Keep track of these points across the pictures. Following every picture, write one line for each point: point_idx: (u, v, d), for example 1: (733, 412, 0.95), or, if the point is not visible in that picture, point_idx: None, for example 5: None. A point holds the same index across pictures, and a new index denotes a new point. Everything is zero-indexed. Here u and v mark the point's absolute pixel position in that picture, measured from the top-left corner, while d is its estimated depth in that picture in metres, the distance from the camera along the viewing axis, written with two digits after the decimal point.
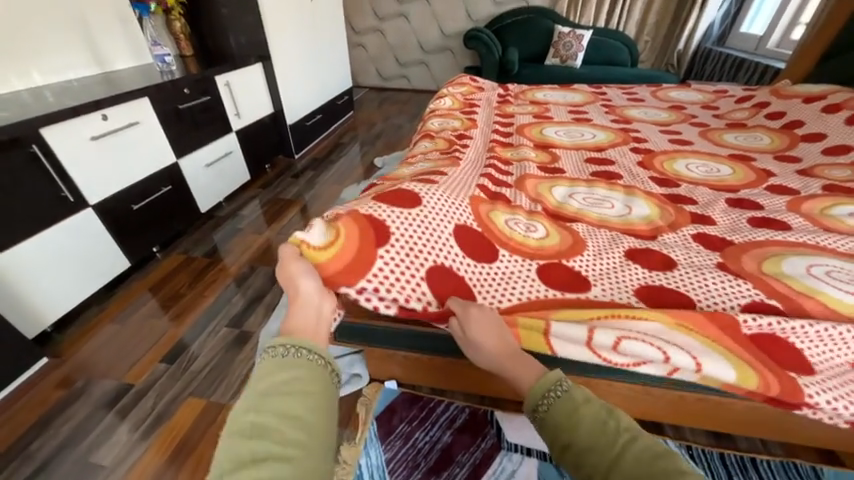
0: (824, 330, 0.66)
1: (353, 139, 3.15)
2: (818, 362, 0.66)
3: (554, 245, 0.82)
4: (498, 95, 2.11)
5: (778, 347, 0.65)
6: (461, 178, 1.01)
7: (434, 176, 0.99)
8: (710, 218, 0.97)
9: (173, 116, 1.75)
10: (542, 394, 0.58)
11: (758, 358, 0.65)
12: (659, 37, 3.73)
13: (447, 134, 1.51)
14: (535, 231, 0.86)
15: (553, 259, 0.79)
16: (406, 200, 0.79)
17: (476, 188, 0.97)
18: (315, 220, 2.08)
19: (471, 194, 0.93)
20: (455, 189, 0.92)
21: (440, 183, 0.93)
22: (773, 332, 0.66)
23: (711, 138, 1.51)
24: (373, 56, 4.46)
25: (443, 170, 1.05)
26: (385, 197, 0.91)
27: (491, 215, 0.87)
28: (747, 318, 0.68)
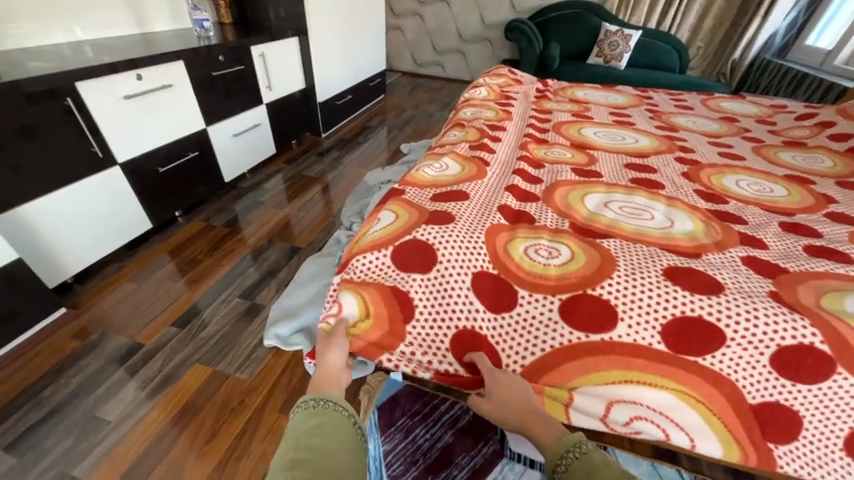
0: (833, 399, 0.65)
1: (381, 122, 3.11)
2: (806, 428, 0.67)
3: (579, 269, 0.75)
4: (536, 90, 2.02)
5: (777, 415, 0.67)
6: (483, 195, 0.96)
7: (454, 194, 0.95)
8: (761, 241, 0.88)
9: (207, 82, 1.75)
10: (560, 454, 0.59)
11: (747, 427, 0.68)
12: (713, 43, 3.51)
13: (479, 125, 1.45)
14: (558, 256, 0.78)
15: (578, 290, 0.72)
16: (421, 255, 0.78)
17: (497, 209, 0.90)
18: (336, 201, 2.06)
19: (491, 219, 0.86)
20: (473, 217, 0.86)
21: (458, 209, 0.88)
22: (776, 398, 0.66)
23: (765, 155, 1.40)
24: (410, 40, 4.37)
25: (464, 183, 1.00)
26: (404, 218, 0.87)
27: (509, 246, 0.80)
28: (759, 378, 0.66)
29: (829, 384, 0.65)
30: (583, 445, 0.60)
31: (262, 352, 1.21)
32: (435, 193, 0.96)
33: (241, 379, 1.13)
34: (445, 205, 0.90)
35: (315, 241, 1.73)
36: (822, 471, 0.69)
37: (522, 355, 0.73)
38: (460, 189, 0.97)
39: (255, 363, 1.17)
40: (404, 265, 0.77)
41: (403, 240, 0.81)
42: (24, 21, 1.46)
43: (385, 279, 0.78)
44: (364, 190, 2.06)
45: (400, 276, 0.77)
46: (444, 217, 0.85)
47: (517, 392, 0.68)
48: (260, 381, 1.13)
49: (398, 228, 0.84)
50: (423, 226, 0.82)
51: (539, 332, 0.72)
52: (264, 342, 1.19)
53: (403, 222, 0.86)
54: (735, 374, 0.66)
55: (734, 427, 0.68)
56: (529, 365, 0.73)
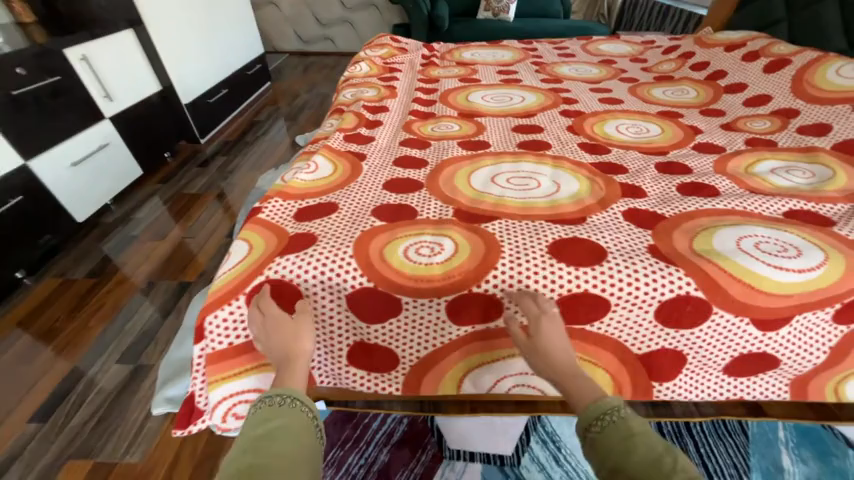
0: (713, 335, 0.67)
1: (272, 114, 2.78)
2: (689, 360, 0.70)
3: (463, 264, 0.66)
4: (422, 56, 1.89)
5: (650, 362, 0.70)
6: (353, 201, 0.83)
7: (321, 207, 0.81)
8: (640, 189, 0.89)
9: (7, 106, 1.37)
10: (595, 415, 0.52)
11: (631, 371, 0.71)
12: None
13: (358, 108, 1.30)
14: (441, 252, 0.69)
15: (463, 289, 0.65)
16: (286, 296, 0.67)
17: (371, 213, 0.79)
18: (228, 216, 1.80)
19: (362, 226, 0.75)
20: (338, 229, 0.74)
21: (322, 226, 0.75)
22: (660, 345, 0.68)
23: (640, 95, 1.44)
24: (288, 15, 3.93)
25: (333, 192, 0.87)
26: (258, 251, 0.71)
27: (385, 250, 0.70)
28: (643, 332, 0.67)
29: (708, 324, 0.66)
30: (622, 409, 0.52)
31: (155, 422, 1.03)
32: (301, 207, 0.82)
33: (132, 463, 0.95)
34: (307, 224, 0.76)
35: (208, 270, 1.50)
36: (700, 392, 0.74)
37: (417, 350, 0.71)
38: (326, 198, 0.84)
39: (146, 440, 0.99)
40: None
41: (256, 282, 0.66)
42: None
43: None
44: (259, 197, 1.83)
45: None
46: (306, 239, 0.71)
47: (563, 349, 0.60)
48: (157, 459, 0.96)
49: (253, 263, 0.69)
50: (279, 258, 0.68)
51: (429, 331, 0.69)
52: (154, 410, 1.03)
53: (259, 254, 0.70)
54: (618, 332, 0.68)
55: (617, 372, 0.71)
56: (427, 355, 0.71)
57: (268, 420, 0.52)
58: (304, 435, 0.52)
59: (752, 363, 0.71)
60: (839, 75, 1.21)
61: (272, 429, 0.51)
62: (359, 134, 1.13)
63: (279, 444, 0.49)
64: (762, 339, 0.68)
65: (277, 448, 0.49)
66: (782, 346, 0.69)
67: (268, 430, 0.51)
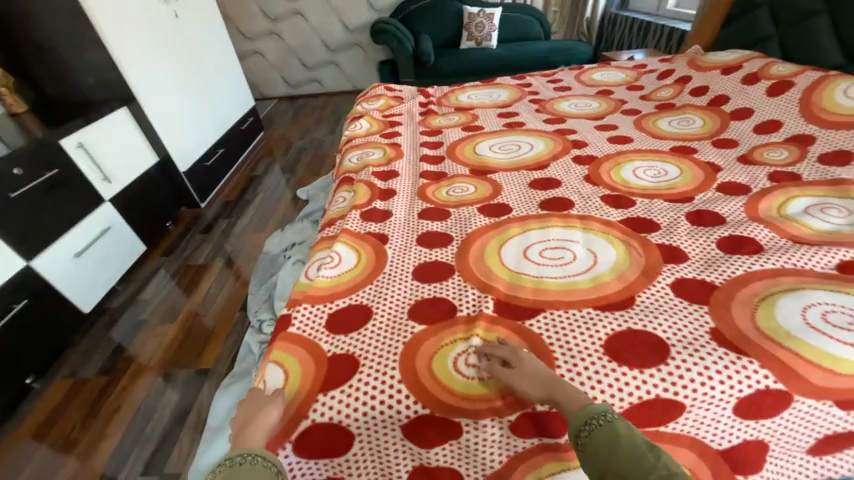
0: (795, 421, 0.64)
1: (269, 166, 2.76)
2: (772, 448, 0.66)
3: None
4: (420, 104, 1.88)
5: (734, 456, 0.65)
6: (387, 300, 0.80)
7: (355, 312, 0.78)
8: (679, 250, 0.85)
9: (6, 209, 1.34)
10: (583, 421, 0.55)
11: (715, 467, 0.65)
12: (565, 7, 3.71)
13: (368, 176, 1.27)
14: (489, 362, 0.65)
15: (525, 407, 0.63)
16: (335, 440, 0.64)
17: (409, 315, 0.75)
18: (238, 285, 1.75)
19: (404, 335, 0.71)
20: (378, 343, 0.71)
21: (361, 340, 0.72)
22: (742, 437, 0.64)
23: (647, 129, 1.43)
24: (274, 62, 3.97)
25: (362, 288, 0.84)
26: (295, 380, 0.68)
27: (433, 364, 0.66)
28: (723, 428, 0.63)
29: (790, 411, 0.63)
30: (607, 414, 0.56)
31: None
32: (331, 311, 0.79)
33: None
34: (345, 337, 0.73)
35: (225, 353, 1.44)
36: (785, 476, 0.70)
37: (482, 467, 0.65)
38: (355, 297, 0.82)
39: None
40: (313, 452, 0.64)
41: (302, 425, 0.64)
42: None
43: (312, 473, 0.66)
44: (269, 262, 1.78)
45: (312, 464, 0.65)
46: (347, 364, 0.68)
47: (538, 367, 0.62)
48: None
49: (293, 398, 0.66)
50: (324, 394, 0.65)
51: (493, 449, 0.64)
52: None
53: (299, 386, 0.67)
54: (697, 431, 0.63)
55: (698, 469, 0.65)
56: (492, 473, 0.66)
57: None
58: None
59: (839, 441, 0.67)
60: (848, 97, 1.20)
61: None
62: (375, 209, 1.10)
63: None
64: (849, 418, 0.64)
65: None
66: None
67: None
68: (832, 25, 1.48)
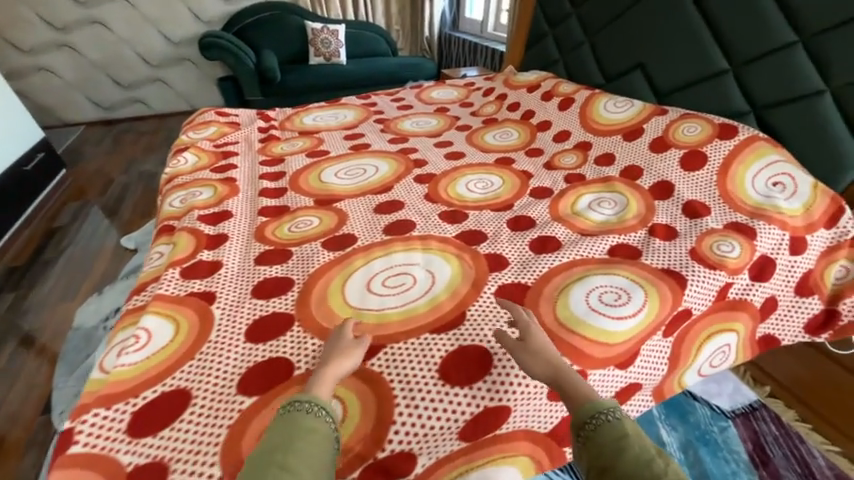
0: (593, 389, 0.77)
1: (77, 213, 2.20)
2: None
3: (357, 429, 0.63)
4: (260, 129, 1.74)
5: (560, 433, 0.75)
6: (212, 377, 0.69)
7: (169, 402, 0.66)
8: (502, 257, 0.96)
9: None
10: (591, 413, 0.59)
11: (547, 447, 0.74)
12: (406, 25, 3.95)
13: (192, 221, 1.11)
14: None
15: (367, 457, 0.62)
16: None
17: (239, 389, 0.67)
18: (35, 379, 1.32)
19: (230, 417, 0.64)
20: (201, 437, 0.62)
21: (178, 439, 0.62)
22: (562, 415, 0.75)
23: (477, 143, 1.60)
24: (73, 81, 3.22)
25: (181, 367, 0.71)
26: None
27: None
28: (545, 413, 0.73)
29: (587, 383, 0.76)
30: (617, 412, 0.59)
31: None
32: (137, 408, 0.65)
33: None
34: (156, 440, 0.62)
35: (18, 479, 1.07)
36: None
37: None
38: (171, 381, 0.69)
39: None
40: None
41: None
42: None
43: None
44: (82, 339, 1.40)
45: None
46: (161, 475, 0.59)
47: (550, 350, 0.68)
48: None
49: None
50: None
51: None
52: None
53: None
54: (526, 423, 0.71)
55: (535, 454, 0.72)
56: None
57: (291, 426, 0.56)
58: (323, 441, 0.56)
59: (625, 394, 0.84)
60: (608, 111, 1.56)
61: (296, 432, 0.55)
62: (201, 262, 0.96)
63: (297, 447, 0.54)
64: (626, 374, 0.81)
65: (293, 454, 0.53)
66: (638, 373, 0.84)
67: (288, 436, 0.55)
68: (591, 53, 1.88)
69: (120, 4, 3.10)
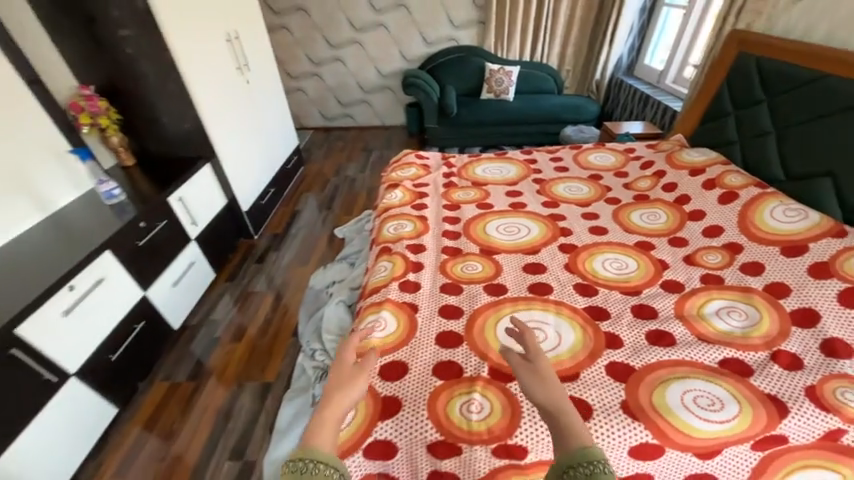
0: (672, 463, 1.00)
1: (308, 202, 3.20)
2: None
3: (498, 422, 1.03)
4: (444, 174, 2.29)
5: None
6: (418, 360, 1.20)
7: (396, 367, 1.19)
8: (618, 338, 1.25)
9: (134, 254, 1.74)
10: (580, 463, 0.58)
11: None
12: (578, 66, 4.09)
13: (402, 248, 1.70)
14: (482, 410, 1.06)
15: (501, 440, 1.00)
16: (383, 449, 1.02)
17: (432, 372, 1.16)
18: (288, 314, 2.14)
19: (429, 386, 1.12)
20: (413, 390, 1.11)
21: (401, 388, 1.12)
22: (639, 471, 1.01)
23: (622, 221, 1.82)
24: (313, 98, 4.41)
25: (402, 347, 1.24)
26: (362, 410, 1.08)
27: (448, 408, 1.07)
28: (626, 464, 1.00)
29: (668, 455, 0.99)
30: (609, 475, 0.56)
31: None
32: (381, 363, 1.20)
33: None
34: (390, 385, 1.13)
35: (283, 370, 1.85)
36: None
37: None
38: (397, 354, 1.22)
39: None
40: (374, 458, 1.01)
41: (367, 440, 1.03)
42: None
43: (371, 471, 1.02)
44: (314, 296, 2.20)
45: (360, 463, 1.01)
46: (394, 404, 1.09)
47: (555, 381, 0.72)
48: None
49: (360, 423, 1.06)
50: (381, 421, 1.06)
51: None
52: None
53: (363, 413, 1.08)
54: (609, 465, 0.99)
55: None
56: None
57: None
58: None
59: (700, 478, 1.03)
60: (773, 218, 1.58)
61: None
62: (408, 281, 1.52)
63: None
64: (702, 463, 1.01)
65: None
66: (718, 466, 1.02)
67: None
68: (776, 145, 1.83)
69: (355, 46, 4.05)
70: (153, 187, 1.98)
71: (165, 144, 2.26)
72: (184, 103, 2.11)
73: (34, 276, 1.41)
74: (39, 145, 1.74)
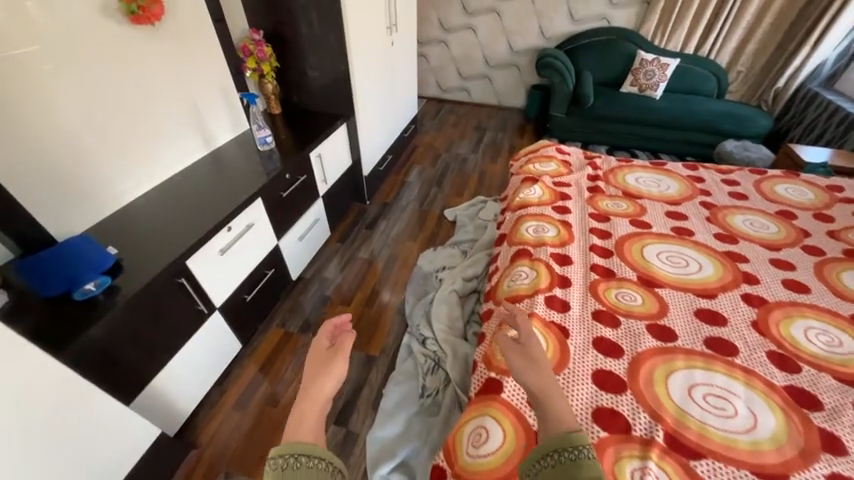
0: None
1: (418, 175, 3.11)
2: None
3: None
4: (588, 176, 2.03)
5: None
6: (575, 399, 1.06)
7: None
8: (841, 444, 0.97)
9: (277, 203, 1.78)
10: (561, 445, 0.59)
11: None
12: (756, 67, 3.36)
13: (546, 255, 1.52)
14: None
15: None
16: None
17: (593, 418, 1.01)
18: (394, 289, 2.11)
19: (591, 435, 0.98)
20: None
21: None
22: None
23: (830, 280, 1.44)
24: (434, 67, 4.25)
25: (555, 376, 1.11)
26: (511, 438, 0.98)
27: (616, 469, 0.91)
28: None
29: None
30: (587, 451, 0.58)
31: None
32: None
33: None
34: None
35: (388, 346, 1.82)
36: None
37: None
38: None
39: None
40: None
41: None
42: (114, 178, 1.46)
43: None
44: (421, 277, 2.13)
45: None
46: None
47: (545, 365, 0.74)
48: None
49: (508, 452, 0.96)
50: None
51: None
52: None
53: (513, 442, 0.98)
54: None
55: None
56: None
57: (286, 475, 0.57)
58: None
59: None
60: None
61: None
62: (555, 297, 1.35)
63: None
64: None
65: None
66: None
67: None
68: None
69: (492, 15, 3.77)
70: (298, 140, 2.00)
71: (308, 97, 2.28)
72: (337, 59, 2.07)
73: (200, 211, 1.48)
74: (212, 82, 1.81)
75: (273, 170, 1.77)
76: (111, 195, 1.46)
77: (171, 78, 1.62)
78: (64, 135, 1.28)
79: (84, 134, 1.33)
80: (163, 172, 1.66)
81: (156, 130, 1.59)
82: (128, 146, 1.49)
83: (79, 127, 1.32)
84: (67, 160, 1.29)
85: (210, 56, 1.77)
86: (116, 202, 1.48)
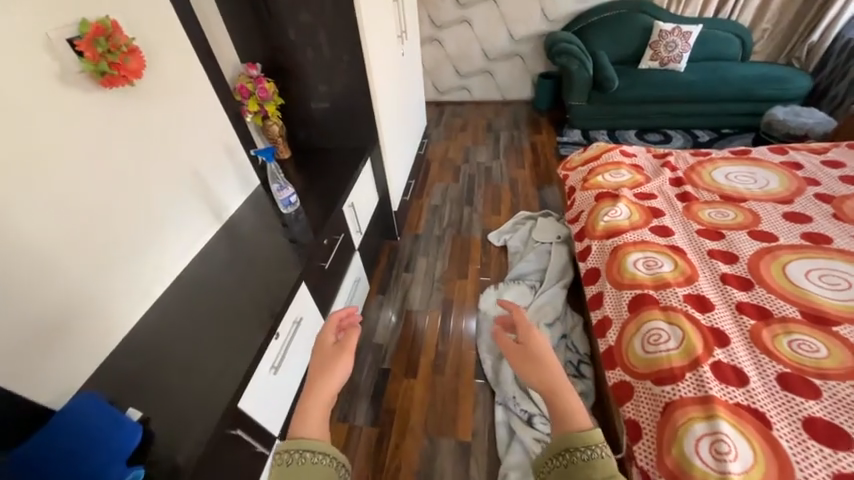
0: None
1: (443, 194, 2.77)
2: None
3: None
4: (669, 181, 1.73)
5: None
6: None
7: None
8: None
9: (320, 277, 1.44)
10: (565, 447, 0.60)
11: None
12: (783, 23, 3.12)
13: (678, 301, 1.21)
14: None
15: None
16: None
17: None
18: (463, 346, 1.79)
19: None
20: None
21: None
22: None
23: None
24: (429, 69, 3.89)
25: None
26: None
27: None
28: None
29: None
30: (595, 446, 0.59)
31: None
32: None
33: None
34: None
35: (480, 426, 1.51)
36: None
37: None
38: None
39: None
40: None
41: None
42: (106, 302, 1.07)
43: None
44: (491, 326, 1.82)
45: None
46: None
47: (543, 353, 0.75)
48: None
49: None
50: None
51: None
52: None
53: None
54: None
55: None
56: None
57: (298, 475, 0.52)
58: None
59: None
60: None
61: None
62: (721, 363, 1.04)
63: None
64: None
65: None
66: None
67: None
68: None
69: (488, 5, 3.44)
70: (326, 192, 1.66)
71: (322, 133, 1.91)
72: (355, 84, 1.71)
73: (234, 326, 1.12)
74: (209, 143, 1.42)
75: (307, 240, 1.42)
76: (111, 324, 1.08)
77: (160, 149, 1.23)
78: (33, 263, 0.89)
79: (62, 255, 0.95)
80: (169, 272, 1.28)
81: (152, 222, 1.21)
82: (118, 254, 1.10)
83: (54, 247, 0.93)
84: (41, 300, 0.91)
85: (204, 110, 1.39)
86: (117, 332, 1.09)
